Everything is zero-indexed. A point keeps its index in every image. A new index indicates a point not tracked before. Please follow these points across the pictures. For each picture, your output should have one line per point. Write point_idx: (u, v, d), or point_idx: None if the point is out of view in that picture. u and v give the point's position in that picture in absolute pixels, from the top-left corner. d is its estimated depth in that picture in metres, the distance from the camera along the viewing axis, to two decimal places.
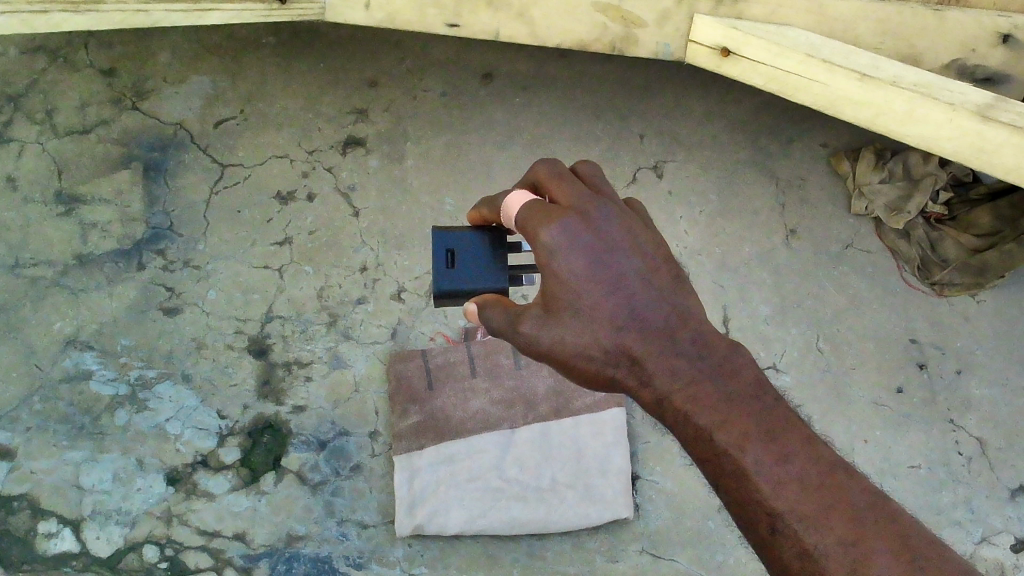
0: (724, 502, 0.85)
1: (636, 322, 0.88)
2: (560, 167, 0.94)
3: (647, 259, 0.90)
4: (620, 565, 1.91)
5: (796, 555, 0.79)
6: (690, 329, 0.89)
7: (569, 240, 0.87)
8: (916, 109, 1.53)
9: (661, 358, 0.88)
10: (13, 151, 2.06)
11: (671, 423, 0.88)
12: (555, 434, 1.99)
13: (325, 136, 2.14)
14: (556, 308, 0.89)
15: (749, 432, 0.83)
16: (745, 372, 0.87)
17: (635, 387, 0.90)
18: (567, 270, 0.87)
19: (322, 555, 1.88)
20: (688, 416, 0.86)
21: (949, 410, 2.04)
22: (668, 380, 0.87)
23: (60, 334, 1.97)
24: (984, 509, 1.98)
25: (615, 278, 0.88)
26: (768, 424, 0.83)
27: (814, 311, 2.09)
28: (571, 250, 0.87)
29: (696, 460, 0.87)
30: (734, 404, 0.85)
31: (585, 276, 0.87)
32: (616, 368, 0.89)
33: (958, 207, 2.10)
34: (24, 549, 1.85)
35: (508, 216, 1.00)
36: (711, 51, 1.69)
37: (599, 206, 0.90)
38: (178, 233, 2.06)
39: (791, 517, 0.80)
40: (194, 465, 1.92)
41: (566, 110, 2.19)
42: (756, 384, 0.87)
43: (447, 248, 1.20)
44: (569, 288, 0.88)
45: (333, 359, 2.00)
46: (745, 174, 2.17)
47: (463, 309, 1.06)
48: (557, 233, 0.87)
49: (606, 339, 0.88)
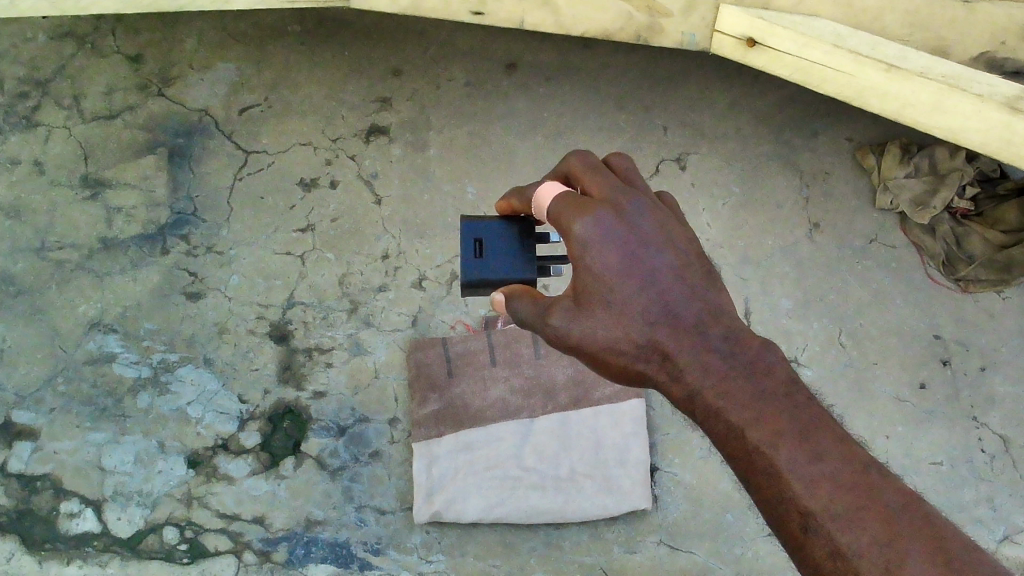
0: (755, 502, 0.84)
1: (667, 317, 0.88)
2: (594, 161, 0.97)
3: (680, 255, 0.91)
4: (637, 556, 1.90)
5: (828, 556, 0.77)
6: (723, 327, 0.89)
7: (602, 231, 0.89)
8: (944, 101, 1.53)
9: (692, 354, 0.87)
10: (41, 136, 2.09)
11: (702, 421, 0.88)
12: (574, 425, 1.98)
13: (349, 124, 2.14)
14: (589, 300, 0.90)
15: (782, 429, 0.82)
16: (780, 371, 0.87)
17: (666, 383, 0.89)
18: (599, 260, 0.89)
19: (341, 540, 1.89)
20: (719, 413, 0.86)
21: (972, 407, 2.02)
22: (699, 377, 0.87)
23: (84, 316, 2.00)
24: (1007, 507, 1.96)
25: (647, 272, 0.89)
26: (801, 422, 0.82)
27: (837, 305, 2.07)
28: (603, 241, 0.89)
29: (727, 459, 0.86)
30: (766, 401, 0.84)
31: (616, 269, 0.89)
32: (647, 364, 0.89)
33: (984, 203, 2.07)
34: (47, 529, 1.87)
35: (539, 209, 1.02)
36: (737, 41, 1.68)
37: (633, 198, 0.92)
38: (201, 218, 2.07)
39: (824, 516, 0.78)
40: (214, 449, 1.93)
41: (590, 101, 2.19)
42: (789, 383, 0.86)
43: (475, 238, 1.20)
44: (601, 281, 0.89)
45: (354, 346, 2.00)
46: (769, 167, 2.15)
47: (490, 298, 1.10)
48: (590, 223, 0.90)
49: (637, 332, 0.88)
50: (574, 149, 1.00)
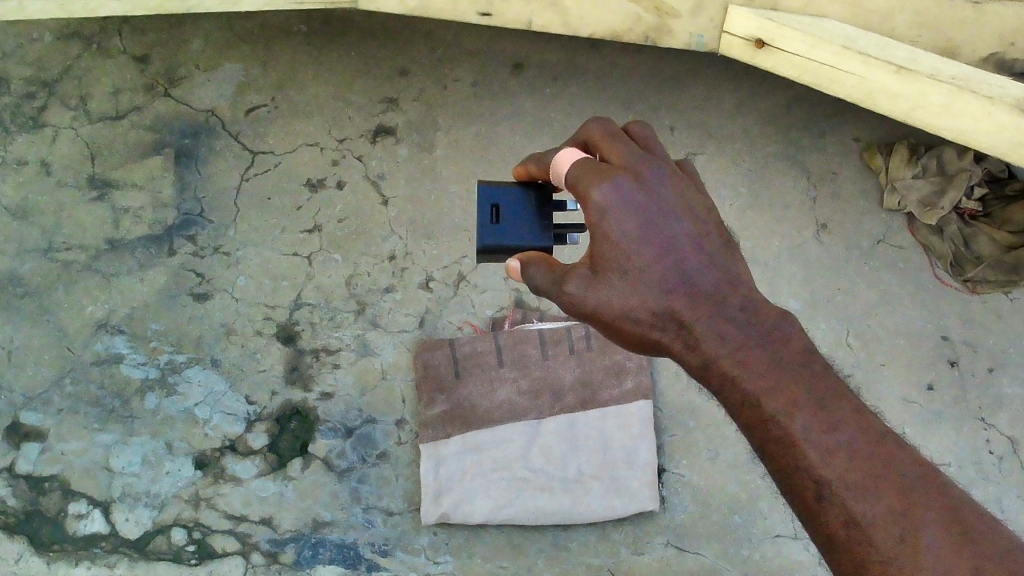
0: (769, 469, 0.87)
1: (684, 287, 0.88)
2: (613, 128, 0.97)
3: (698, 224, 0.91)
4: (644, 557, 1.90)
5: (843, 523, 0.81)
6: (740, 297, 0.89)
7: (621, 199, 0.89)
8: (955, 103, 1.52)
9: (710, 323, 0.87)
10: (47, 136, 2.10)
11: (716, 389, 0.89)
12: (581, 426, 1.96)
13: (356, 125, 2.14)
14: (606, 267, 0.90)
15: (799, 399, 0.84)
16: (797, 340, 0.88)
17: (681, 352, 0.90)
18: (618, 228, 0.88)
19: (348, 541, 1.89)
20: (735, 382, 0.87)
21: (980, 408, 2.02)
22: (715, 346, 0.87)
23: (92, 317, 2.01)
24: (1015, 509, 1.96)
25: (665, 240, 0.89)
26: (818, 392, 0.85)
27: (845, 306, 2.07)
28: (623, 208, 0.89)
29: (741, 426, 0.89)
30: (782, 370, 0.86)
31: (636, 237, 0.89)
32: (663, 331, 0.89)
33: (992, 203, 2.06)
34: (55, 529, 1.88)
35: (556, 176, 1.01)
36: (746, 42, 1.68)
37: (653, 167, 0.92)
38: (208, 220, 2.08)
39: (839, 486, 0.81)
40: (222, 450, 1.93)
41: (597, 102, 2.18)
42: (805, 352, 0.87)
43: (492, 203, 1.20)
44: (620, 249, 0.89)
45: (361, 347, 2.00)
46: (776, 167, 2.15)
47: (505, 265, 1.05)
48: (610, 189, 0.89)
49: (654, 301, 0.88)
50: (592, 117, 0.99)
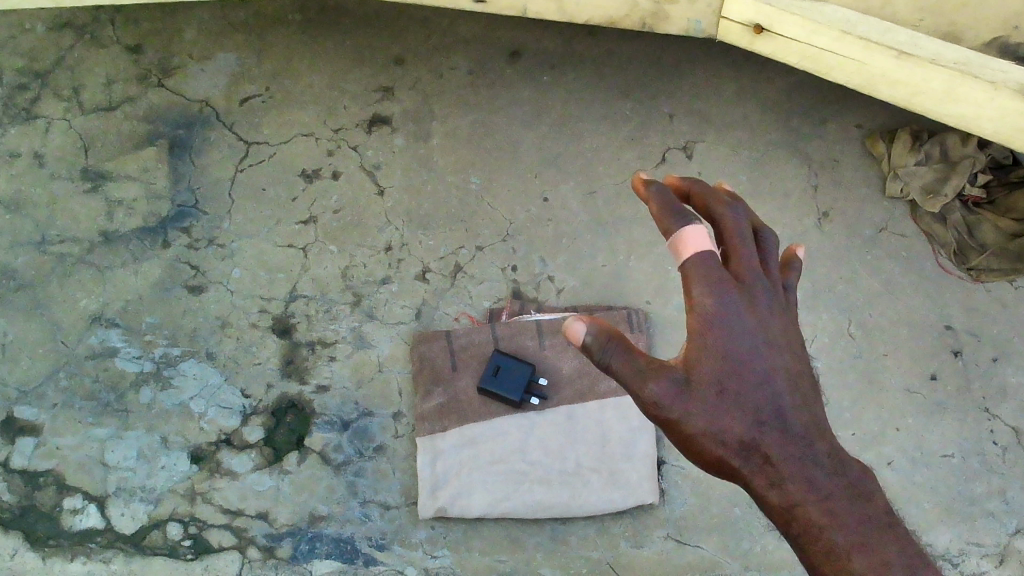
0: None
1: (777, 422, 0.94)
2: (745, 224, 1.02)
3: (793, 363, 0.99)
4: (644, 550, 1.85)
5: None
6: (829, 444, 0.95)
7: (732, 317, 0.97)
8: (959, 87, 1.52)
9: (799, 466, 0.92)
10: (40, 128, 2.12)
11: (795, 534, 0.92)
12: (579, 417, 1.92)
13: (351, 115, 2.14)
14: (701, 381, 0.96)
15: (887, 560, 0.88)
16: (879, 500, 0.93)
17: (763, 488, 0.93)
18: (722, 344, 0.97)
19: (345, 535, 1.86)
20: (821, 530, 0.90)
21: (984, 398, 1.96)
22: (804, 490, 0.91)
23: (86, 311, 2.00)
24: (1019, 500, 1.90)
25: (764, 371, 0.97)
26: (904, 557, 0.89)
27: (848, 295, 2.02)
28: (728, 325, 0.97)
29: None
30: (866, 526, 0.90)
31: (737, 357, 0.97)
32: (747, 463, 0.94)
33: (995, 190, 2.03)
34: (51, 525, 1.87)
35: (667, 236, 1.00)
36: (744, 28, 1.64)
37: (764, 291, 1.00)
38: (203, 211, 2.07)
39: None
40: (217, 444, 1.91)
41: (594, 89, 2.17)
42: (887, 511, 0.93)
43: None
44: (721, 366, 0.96)
45: (358, 339, 1.98)
46: (777, 155, 2.11)
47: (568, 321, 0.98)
48: (723, 304, 0.97)
49: (746, 427, 0.94)
50: (726, 201, 1.03)
